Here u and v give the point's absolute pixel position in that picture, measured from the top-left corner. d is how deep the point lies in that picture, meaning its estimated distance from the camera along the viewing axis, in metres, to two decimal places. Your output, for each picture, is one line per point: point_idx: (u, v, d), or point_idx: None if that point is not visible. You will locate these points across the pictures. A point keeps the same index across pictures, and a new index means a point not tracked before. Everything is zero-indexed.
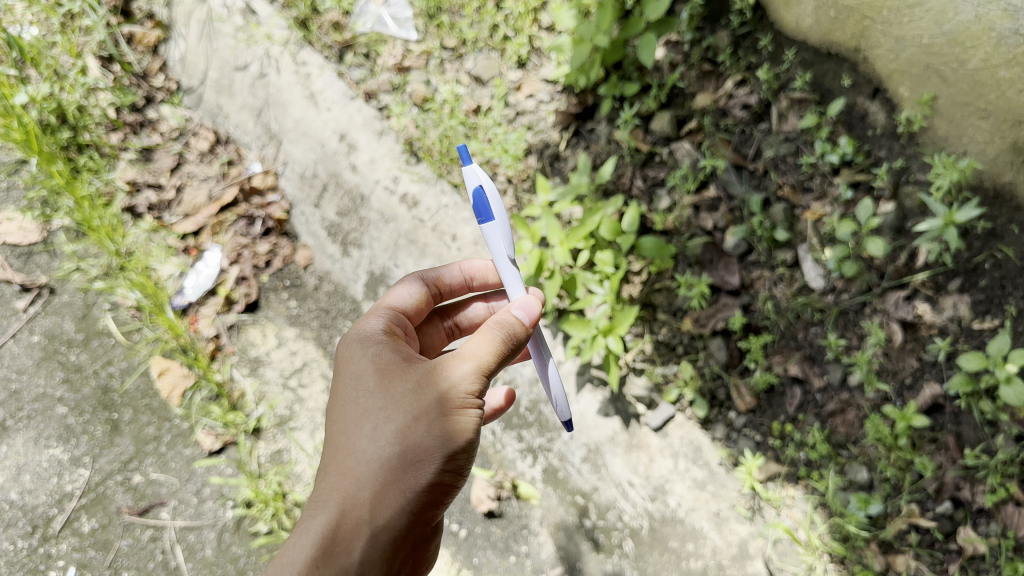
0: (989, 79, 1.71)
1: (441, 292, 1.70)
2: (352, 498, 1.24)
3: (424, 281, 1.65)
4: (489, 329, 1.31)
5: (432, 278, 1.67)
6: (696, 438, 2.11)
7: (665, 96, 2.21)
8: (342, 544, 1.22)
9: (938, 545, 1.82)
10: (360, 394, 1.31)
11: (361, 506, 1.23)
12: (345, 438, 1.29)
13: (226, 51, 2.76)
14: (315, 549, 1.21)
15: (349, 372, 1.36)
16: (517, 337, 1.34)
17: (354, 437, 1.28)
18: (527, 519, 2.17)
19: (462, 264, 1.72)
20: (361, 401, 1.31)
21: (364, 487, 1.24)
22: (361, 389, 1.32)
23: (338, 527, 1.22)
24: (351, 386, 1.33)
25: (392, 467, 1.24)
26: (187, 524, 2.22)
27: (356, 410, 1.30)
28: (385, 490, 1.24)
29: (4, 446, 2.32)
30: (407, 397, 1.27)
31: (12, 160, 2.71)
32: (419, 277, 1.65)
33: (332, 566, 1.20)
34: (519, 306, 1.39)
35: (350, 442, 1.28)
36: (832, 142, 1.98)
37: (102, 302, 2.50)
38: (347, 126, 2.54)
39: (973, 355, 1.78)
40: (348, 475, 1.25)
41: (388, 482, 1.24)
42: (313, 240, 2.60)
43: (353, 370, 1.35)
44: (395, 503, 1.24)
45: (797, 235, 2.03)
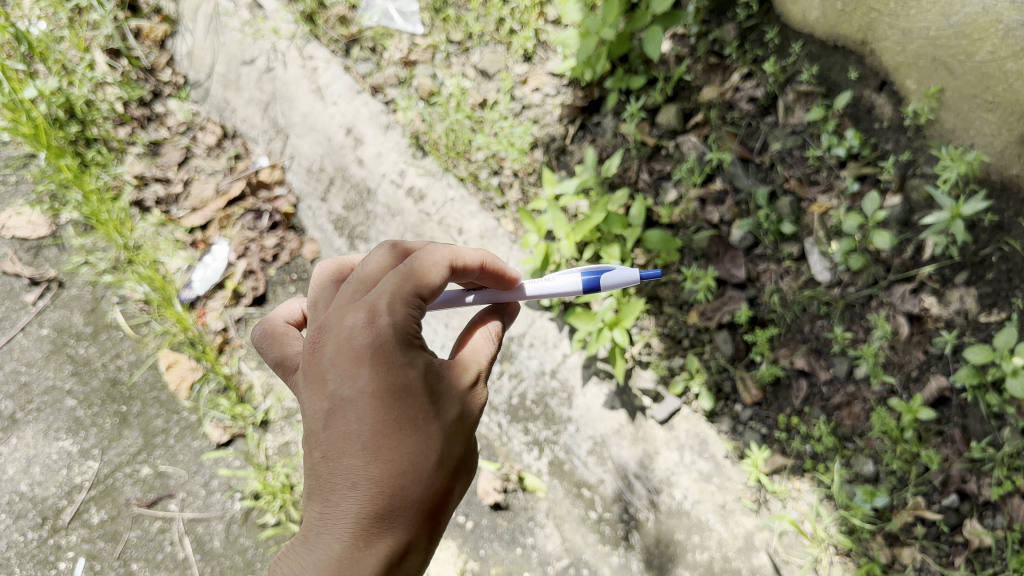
0: (996, 72, 1.72)
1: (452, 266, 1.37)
2: (416, 529, 1.23)
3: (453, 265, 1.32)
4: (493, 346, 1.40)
5: (460, 263, 1.34)
6: (702, 431, 2.11)
7: (671, 89, 2.21)
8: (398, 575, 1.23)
9: (943, 537, 1.84)
10: (420, 417, 1.23)
11: (420, 539, 1.24)
12: (403, 465, 1.21)
13: (233, 45, 2.77)
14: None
15: (399, 385, 1.22)
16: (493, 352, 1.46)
17: (415, 467, 1.22)
18: (533, 512, 2.17)
19: (487, 256, 1.42)
20: (420, 423, 1.23)
21: (426, 519, 1.24)
22: (419, 412, 1.23)
23: (402, 560, 1.22)
24: (403, 403, 1.22)
25: (448, 499, 1.27)
26: (196, 516, 2.23)
27: (416, 436, 1.22)
28: (437, 520, 1.26)
29: (15, 438, 2.34)
30: (458, 427, 1.28)
31: (21, 155, 2.73)
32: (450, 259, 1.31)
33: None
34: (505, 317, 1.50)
35: (412, 469, 1.22)
36: (838, 134, 1.98)
37: (110, 296, 2.51)
38: (354, 120, 2.55)
39: (980, 348, 1.79)
40: (411, 504, 1.22)
41: (441, 512, 1.27)
42: (319, 233, 2.61)
43: (403, 384, 1.23)
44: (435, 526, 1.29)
45: (803, 228, 2.03)
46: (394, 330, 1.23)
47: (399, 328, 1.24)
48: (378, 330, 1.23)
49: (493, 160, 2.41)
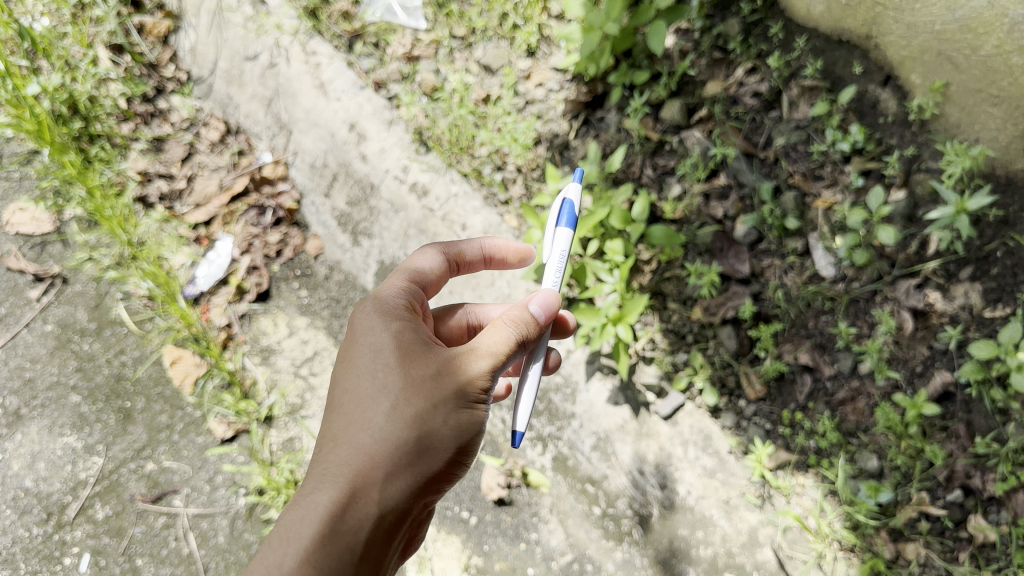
0: (1002, 66, 1.71)
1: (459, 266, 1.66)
2: (365, 475, 1.25)
3: (446, 254, 1.61)
4: (510, 333, 1.33)
5: (456, 256, 1.63)
6: (706, 426, 2.11)
7: (676, 84, 2.20)
8: (350, 524, 1.23)
9: (947, 533, 1.84)
10: (378, 367, 1.31)
11: (372, 488, 1.25)
12: (356, 413, 1.30)
13: (236, 41, 2.77)
14: (324, 526, 1.21)
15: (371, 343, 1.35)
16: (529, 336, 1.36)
17: (367, 413, 1.28)
18: (537, 507, 2.17)
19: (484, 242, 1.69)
20: (376, 372, 1.31)
21: (377, 466, 1.25)
22: (379, 363, 1.31)
23: (349, 505, 1.23)
24: (369, 358, 1.33)
25: (409, 449, 1.26)
26: (200, 511, 2.24)
27: (371, 384, 1.30)
28: (394, 475, 1.26)
29: (19, 434, 2.35)
30: (426, 381, 1.28)
31: (24, 151, 2.73)
32: (442, 249, 1.61)
33: (339, 545, 1.22)
34: (536, 300, 1.39)
35: (365, 416, 1.28)
36: (843, 129, 1.97)
37: (114, 292, 2.52)
38: (357, 116, 2.55)
39: (985, 343, 1.78)
40: (361, 449, 1.26)
41: (401, 465, 1.26)
42: (323, 229, 2.60)
43: (372, 342, 1.34)
44: (404, 485, 1.28)
45: (808, 223, 2.02)
46: (376, 304, 1.41)
47: (383, 301, 1.42)
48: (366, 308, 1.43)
49: (497, 155, 2.40)
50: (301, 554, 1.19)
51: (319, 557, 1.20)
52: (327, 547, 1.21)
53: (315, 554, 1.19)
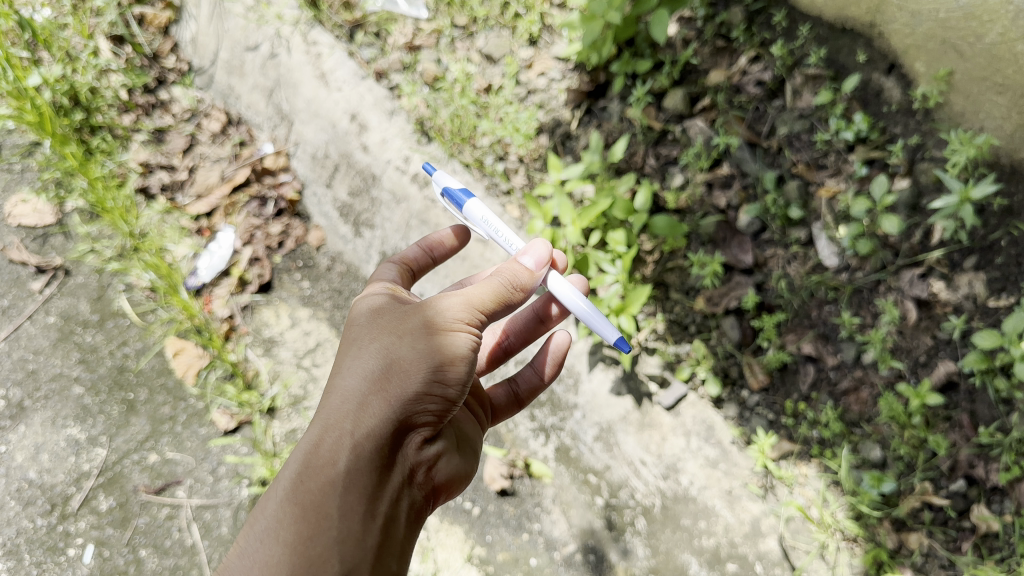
0: (1006, 53, 1.69)
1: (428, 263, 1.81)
2: (339, 413, 1.31)
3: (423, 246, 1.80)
4: (499, 280, 1.46)
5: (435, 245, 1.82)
6: (708, 417, 2.11)
7: (678, 73, 2.19)
8: (326, 457, 1.28)
9: (951, 523, 1.83)
10: (356, 329, 1.44)
11: (346, 420, 1.30)
12: (335, 371, 1.39)
13: (236, 31, 2.76)
14: (303, 465, 1.29)
15: (349, 320, 1.48)
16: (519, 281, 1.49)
17: (347, 364, 1.38)
18: (539, 498, 2.17)
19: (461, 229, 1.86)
20: (356, 335, 1.43)
21: (349, 397, 1.31)
22: (356, 326, 1.44)
23: (325, 440, 1.30)
24: (350, 329, 1.46)
25: (376, 378, 1.32)
26: (204, 502, 2.24)
27: (347, 346, 1.41)
28: (367, 404, 1.30)
29: (23, 426, 2.35)
30: (395, 323, 1.38)
31: (26, 143, 2.72)
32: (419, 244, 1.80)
33: (319, 478, 1.27)
34: (529, 255, 1.55)
35: (339, 369, 1.38)
36: (847, 118, 1.96)
37: (117, 284, 2.52)
38: (358, 106, 2.53)
39: (989, 333, 1.77)
40: (339, 389, 1.34)
41: (371, 390, 1.31)
42: (325, 220, 2.60)
43: (353, 319, 1.48)
44: (380, 411, 1.30)
45: (811, 213, 2.01)
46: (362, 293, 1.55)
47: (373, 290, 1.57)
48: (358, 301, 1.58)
49: (498, 146, 2.40)
50: (286, 489, 1.28)
51: (299, 488, 1.27)
52: (308, 481, 1.27)
53: (295, 489, 1.27)
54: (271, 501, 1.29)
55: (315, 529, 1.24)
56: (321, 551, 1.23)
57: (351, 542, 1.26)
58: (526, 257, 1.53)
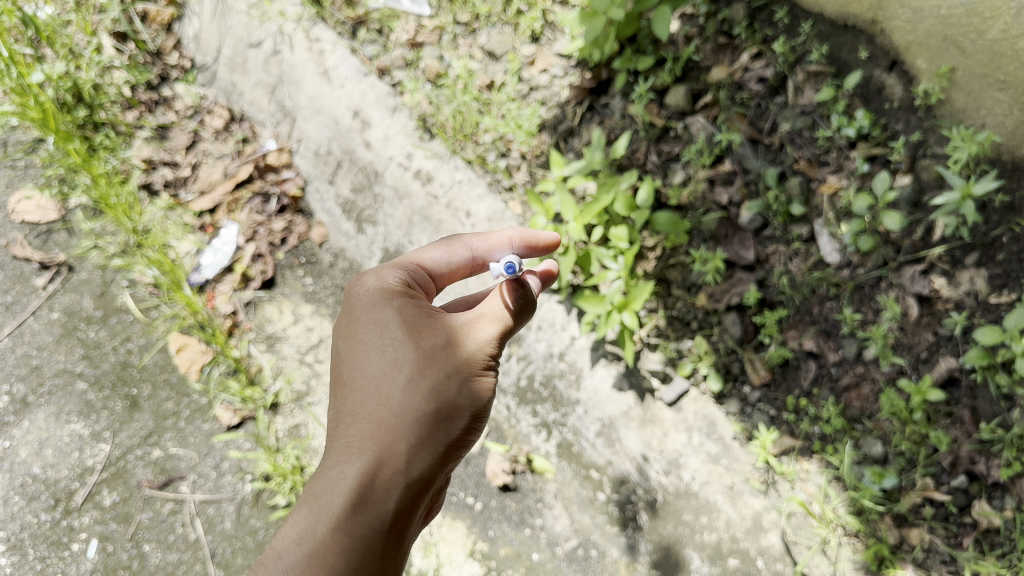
0: (1008, 50, 1.71)
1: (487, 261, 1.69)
2: (391, 449, 1.33)
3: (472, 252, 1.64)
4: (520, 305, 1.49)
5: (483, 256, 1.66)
6: (710, 413, 2.12)
7: (680, 69, 2.19)
8: (379, 492, 1.31)
9: (951, 518, 1.84)
10: (388, 344, 1.40)
11: (398, 457, 1.33)
12: (373, 389, 1.37)
13: (239, 28, 2.76)
14: (355, 495, 1.29)
15: (373, 321, 1.42)
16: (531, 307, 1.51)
17: (387, 388, 1.37)
18: (542, 493, 2.18)
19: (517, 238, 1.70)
20: (388, 350, 1.39)
21: (405, 437, 1.34)
22: (387, 339, 1.40)
23: (377, 473, 1.32)
24: (374, 334, 1.41)
25: (429, 421, 1.35)
26: (207, 498, 2.25)
27: (385, 363, 1.38)
28: (420, 444, 1.35)
29: (27, 421, 2.36)
30: (439, 354, 1.39)
31: (29, 139, 2.73)
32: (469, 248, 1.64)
33: (370, 513, 1.29)
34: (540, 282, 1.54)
35: (381, 392, 1.37)
36: (849, 115, 1.97)
37: (120, 280, 2.52)
38: (361, 103, 2.55)
39: (990, 329, 1.78)
40: (388, 423, 1.35)
41: (423, 434, 1.35)
42: (326, 217, 2.61)
43: (375, 319, 1.42)
44: (429, 456, 1.36)
45: (813, 209, 2.02)
46: (375, 281, 1.46)
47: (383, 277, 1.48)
48: (366, 282, 1.48)
49: (500, 142, 2.40)
50: (334, 520, 1.27)
51: (351, 521, 1.28)
52: (359, 515, 1.28)
53: (346, 520, 1.28)
54: (311, 526, 1.27)
55: (362, 564, 1.27)
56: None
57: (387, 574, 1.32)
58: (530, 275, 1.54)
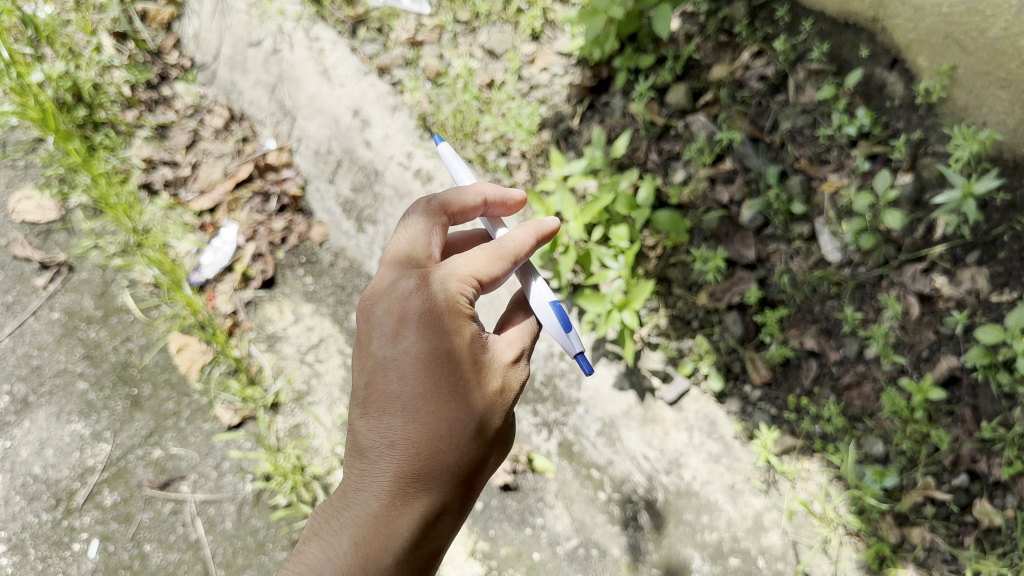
0: (1009, 48, 1.72)
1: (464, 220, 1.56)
2: (451, 495, 1.32)
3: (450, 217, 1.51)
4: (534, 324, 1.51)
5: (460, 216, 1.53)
6: (711, 412, 2.12)
7: (681, 68, 2.19)
8: (438, 531, 1.33)
9: (953, 517, 1.84)
10: (458, 384, 1.31)
11: (458, 499, 1.33)
12: (442, 430, 1.30)
13: (239, 27, 2.75)
14: (419, 537, 1.30)
15: (442, 352, 1.30)
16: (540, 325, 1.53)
17: (451, 430, 1.30)
18: (542, 492, 2.18)
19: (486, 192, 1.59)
20: (459, 391, 1.30)
21: (465, 483, 1.33)
22: (458, 377, 1.31)
23: (439, 516, 1.32)
24: (444, 367, 1.30)
25: (482, 467, 1.35)
26: (208, 498, 2.25)
27: (456, 404, 1.30)
28: (473, 487, 1.35)
29: (27, 421, 2.36)
30: (501, 400, 1.34)
31: (30, 139, 2.72)
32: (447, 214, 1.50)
33: (429, 548, 1.32)
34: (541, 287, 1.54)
35: (450, 435, 1.30)
36: (849, 113, 1.96)
37: (120, 280, 2.52)
38: (361, 102, 2.53)
39: (991, 327, 1.78)
40: (452, 470, 1.30)
41: (477, 479, 1.35)
42: (327, 216, 2.60)
43: (445, 351, 1.30)
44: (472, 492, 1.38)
45: (814, 208, 2.01)
46: (447, 301, 1.31)
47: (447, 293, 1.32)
48: (431, 296, 1.32)
49: (500, 141, 2.40)
50: (397, 557, 1.28)
51: (409, 560, 1.30)
52: (416, 552, 1.31)
53: (406, 559, 1.29)
54: (374, 560, 1.27)
55: None
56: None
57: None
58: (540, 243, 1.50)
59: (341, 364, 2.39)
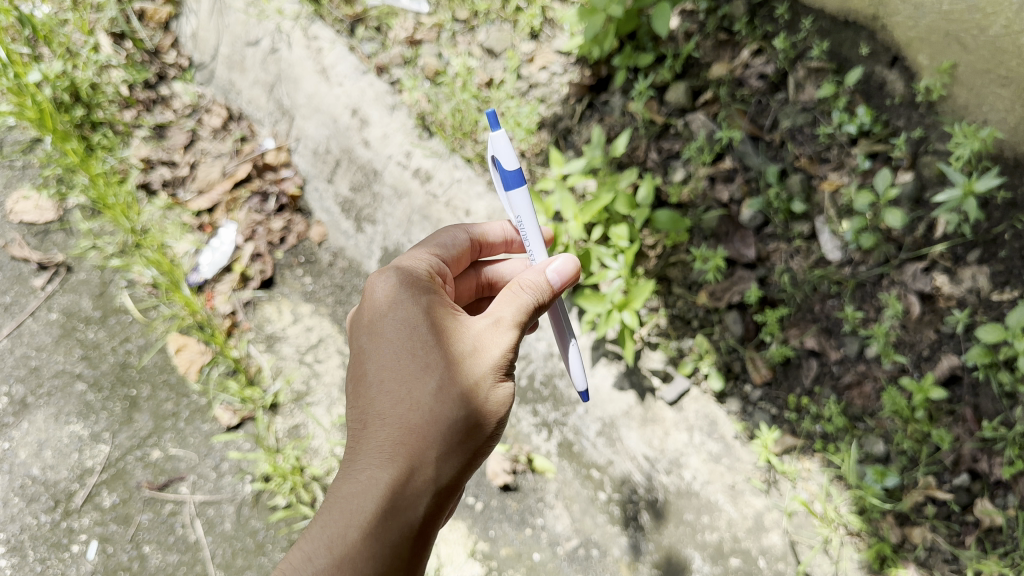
0: (1010, 46, 1.72)
1: (485, 246, 1.72)
2: (421, 456, 1.26)
3: (471, 235, 1.67)
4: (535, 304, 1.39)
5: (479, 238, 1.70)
6: (712, 412, 2.11)
7: (680, 66, 2.18)
8: (408, 500, 1.24)
9: (954, 517, 1.84)
10: (417, 347, 1.31)
11: (428, 465, 1.26)
12: (402, 393, 1.29)
13: (237, 26, 2.74)
14: (385, 503, 1.23)
15: (399, 319, 1.34)
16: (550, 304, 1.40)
17: (412, 389, 1.29)
18: (542, 493, 2.18)
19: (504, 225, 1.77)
20: (417, 352, 1.31)
21: (434, 444, 1.27)
22: (417, 339, 1.32)
23: (406, 481, 1.25)
24: (402, 333, 1.33)
25: (455, 429, 1.28)
26: (207, 499, 2.24)
27: (414, 364, 1.30)
28: (449, 451, 1.28)
29: (26, 422, 2.35)
30: (467, 358, 1.31)
31: (27, 139, 2.71)
32: (468, 231, 1.67)
33: (401, 521, 1.24)
34: (554, 269, 1.40)
35: (410, 397, 1.28)
36: (850, 112, 1.95)
37: (118, 280, 2.51)
38: (359, 101, 2.52)
39: (992, 326, 1.77)
40: (415, 429, 1.27)
41: (452, 442, 1.28)
42: (326, 216, 2.59)
43: (402, 318, 1.34)
44: (457, 463, 1.29)
45: (814, 207, 2.01)
46: (401, 274, 1.39)
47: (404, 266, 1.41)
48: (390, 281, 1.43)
49: None
50: (365, 528, 1.21)
51: (382, 530, 1.22)
52: (389, 522, 1.23)
53: (377, 528, 1.22)
54: (339, 532, 1.21)
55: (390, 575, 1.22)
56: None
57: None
58: (550, 271, 1.39)
59: (340, 364, 2.39)
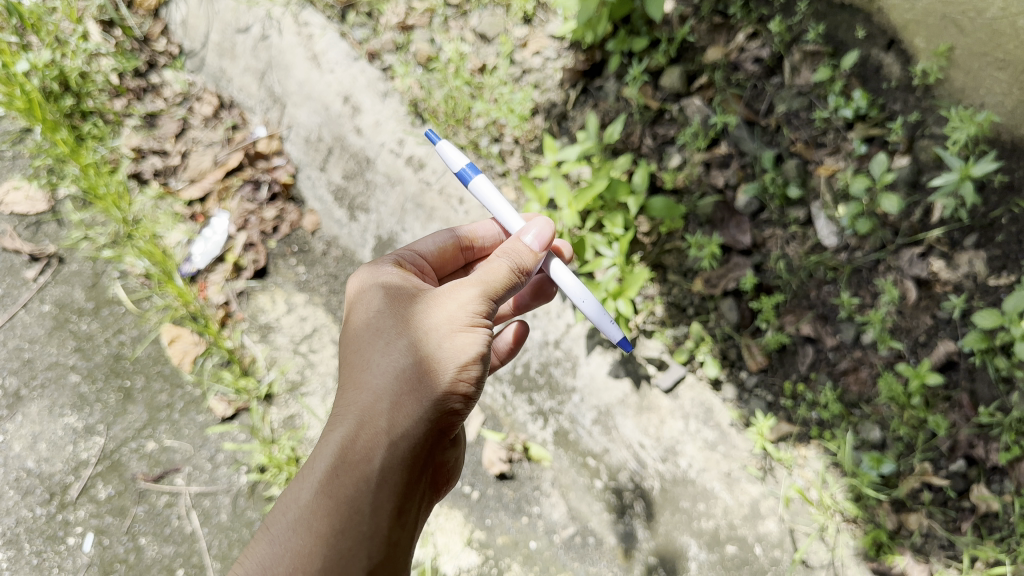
0: (1008, 28, 1.73)
1: (473, 243, 1.81)
2: (371, 410, 1.30)
3: (457, 234, 1.76)
4: (506, 263, 1.43)
5: (465, 237, 1.78)
6: (707, 400, 2.11)
7: (675, 50, 2.15)
8: (360, 453, 1.28)
9: (950, 503, 1.84)
10: (375, 319, 1.40)
11: (379, 418, 1.29)
12: (358, 361, 1.37)
13: (226, 12, 2.70)
14: (336, 458, 1.28)
15: (362, 301, 1.45)
16: (524, 261, 1.47)
17: (369, 355, 1.36)
18: (539, 481, 2.17)
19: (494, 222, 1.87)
20: (375, 323, 1.40)
21: (382, 397, 1.30)
22: (373, 312, 1.41)
23: (357, 436, 1.29)
24: (364, 312, 1.43)
25: (406, 377, 1.31)
26: (202, 490, 2.24)
27: (368, 334, 1.38)
28: (399, 402, 1.30)
29: (19, 415, 2.35)
30: (418, 316, 1.37)
31: (17, 129, 2.68)
32: (454, 231, 1.75)
33: (354, 474, 1.27)
34: (532, 235, 1.54)
35: (364, 362, 1.36)
36: (846, 95, 1.92)
37: (111, 271, 2.50)
38: (351, 88, 2.50)
39: (989, 312, 1.75)
40: (368, 387, 1.32)
41: (403, 393, 1.30)
42: (319, 204, 2.57)
43: (365, 300, 1.45)
44: (413, 412, 1.30)
45: (810, 191, 1.99)
46: (369, 268, 1.51)
47: (376, 264, 1.53)
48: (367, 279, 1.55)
49: (493, 127, 2.38)
50: (318, 485, 1.27)
51: (334, 483, 1.27)
52: (340, 476, 1.27)
53: (330, 483, 1.27)
54: (296, 492, 1.29)
55: (347, 524, 1.25)
56: (351, 546, 1.25)
57: (380, 537, 1.29)
58: (530, 237, 1.52)
59: (335, 355, 2.38)
